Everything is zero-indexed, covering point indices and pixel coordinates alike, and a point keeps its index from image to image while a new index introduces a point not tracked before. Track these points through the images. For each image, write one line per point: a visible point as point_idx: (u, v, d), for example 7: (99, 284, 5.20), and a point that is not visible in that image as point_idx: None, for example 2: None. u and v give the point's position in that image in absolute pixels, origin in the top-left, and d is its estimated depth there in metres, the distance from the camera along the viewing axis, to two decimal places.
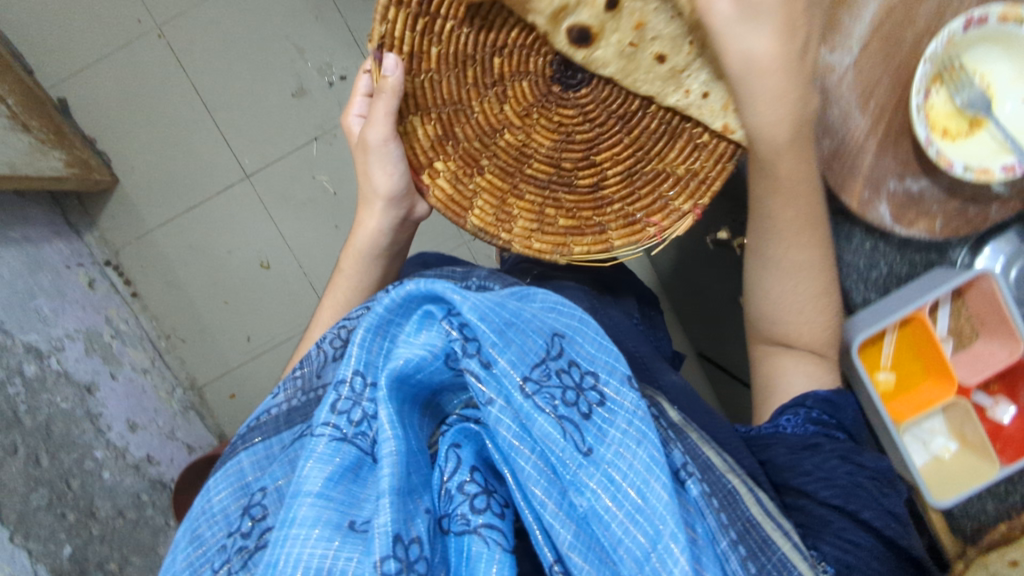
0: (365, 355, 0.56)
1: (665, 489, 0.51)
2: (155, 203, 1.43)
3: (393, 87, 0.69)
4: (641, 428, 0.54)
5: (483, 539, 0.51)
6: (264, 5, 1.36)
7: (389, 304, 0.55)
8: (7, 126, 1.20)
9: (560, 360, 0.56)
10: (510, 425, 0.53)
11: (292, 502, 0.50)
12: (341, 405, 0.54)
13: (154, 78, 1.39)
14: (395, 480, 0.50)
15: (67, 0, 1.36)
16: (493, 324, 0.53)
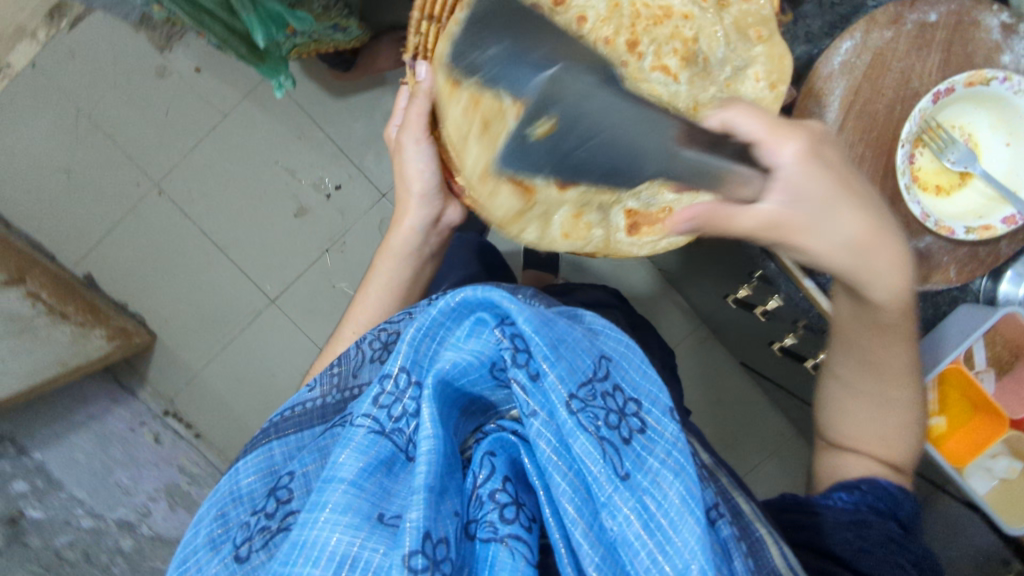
0: (414, 352, 0.57)
1: (700, 526, 0.49)
2: (194, 347, 1.48)
3: (426, 91, 0.72)
4: (681, 463, 0.53)
5: (511, 551, 0.51)
6: (248, 138, 1.40)
7: (445, 305, 0.57)
8: (49, 324, 1.27)
9: (607, 382, 0.56)
10: (551, 441, 0.54)
11: (324, 486, 0.52)
12: (383, 399, 0.56)
13: (164, 232, 1.44)
14: (430, 479, 0.51)
15: (67, 182, 1.42)
16: (548, 338, 0.54)
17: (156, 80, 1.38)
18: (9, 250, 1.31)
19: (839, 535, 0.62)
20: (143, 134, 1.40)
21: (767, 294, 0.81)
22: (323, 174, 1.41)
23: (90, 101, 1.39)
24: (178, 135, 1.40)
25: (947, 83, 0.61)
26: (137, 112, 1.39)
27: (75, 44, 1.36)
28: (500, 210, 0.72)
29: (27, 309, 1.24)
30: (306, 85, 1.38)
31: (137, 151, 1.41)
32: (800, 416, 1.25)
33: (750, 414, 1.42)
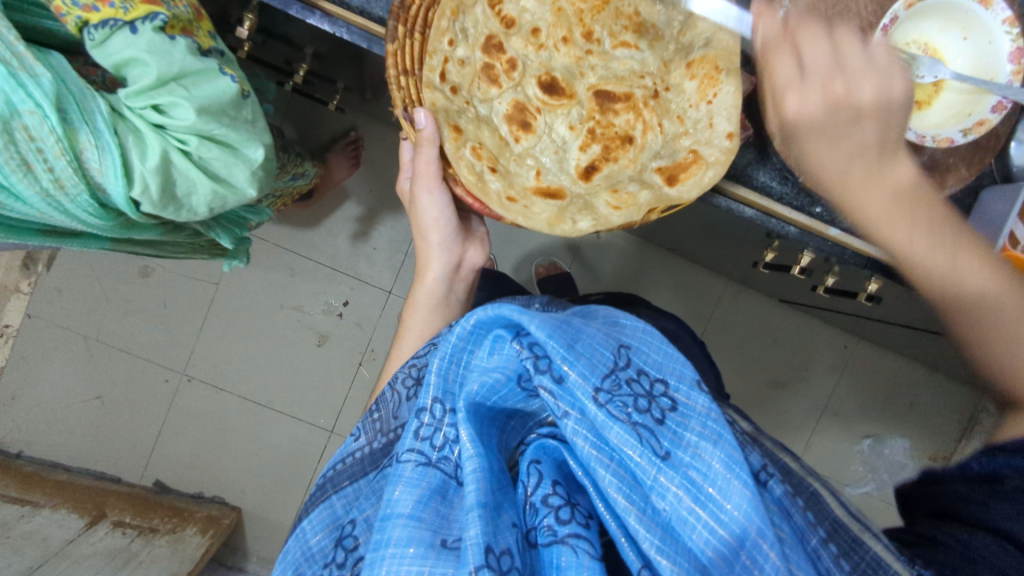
0: (443, 380, 0.55)
1: (749, 488, 0.47)
2: (278, 503, 1.47)
3: (430, 137, 0.66)
4: (717, 430, 0.50)
5: (573, 549, 0.48)
6: (247, 294, 1.43)
7: (461, 330, 0.54)
8: (144, 543, 1.28)
9: (629, 370, 0.53)
10: (588, 437, 0.50)
11: (383, 525, 0.49)
12: (424, 431, 0.54)
13: (208, 413, 1.45)
14: (481, 496, 0.49)
15: (103, 407, 1.45)
16: (563, 339, 0.50)
17: (142, 281, 1.42)
18: (82, 492, 1.34)
19: (956, 492, 0.55)
20: (153, 333, 1.43)
21: (794, 250, 0.81)
22: (327, 298, 1.43)
23: (94, 325, 1.42)
24: (185, 320, 1.43)
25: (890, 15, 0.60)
26: (140, 317, 1.43)
27: (61, 281, 1.40)
28: (542, 215, 0.70)
29: (121, 538, 1.27)
30: (278, 227, 1.41)
31: (154, 351, 1.44)
32: (866, 327, 1.24)
33: (814, 342, 1.42)
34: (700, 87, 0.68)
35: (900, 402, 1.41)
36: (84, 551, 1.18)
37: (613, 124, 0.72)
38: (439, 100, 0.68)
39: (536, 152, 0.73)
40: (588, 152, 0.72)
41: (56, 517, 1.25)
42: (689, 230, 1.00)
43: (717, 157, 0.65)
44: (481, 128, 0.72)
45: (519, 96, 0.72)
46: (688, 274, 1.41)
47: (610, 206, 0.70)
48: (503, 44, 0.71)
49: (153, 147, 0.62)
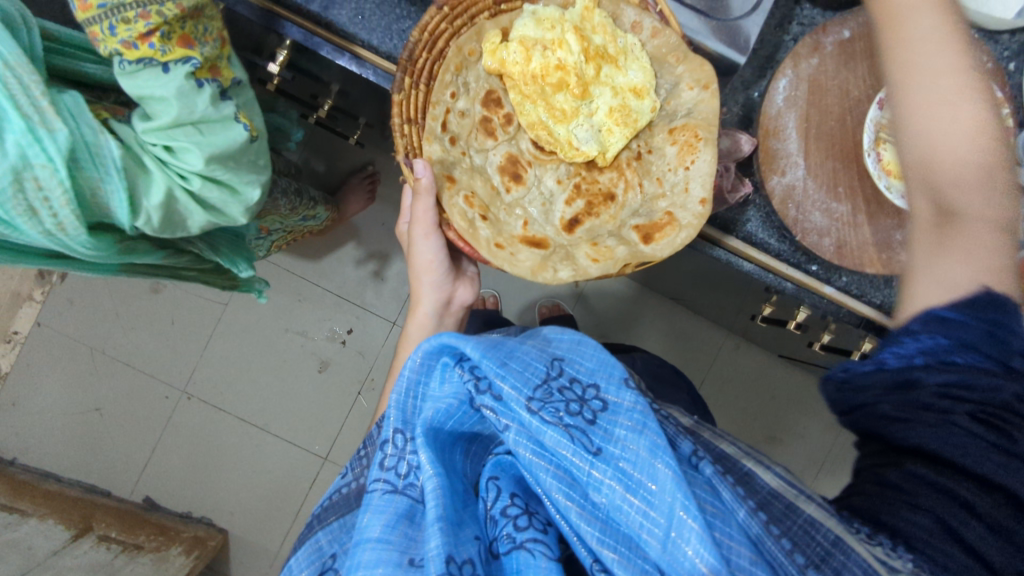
0: (401, 412, 0.55)
1: (676, 469, 0.48)
2: (265, 528, 1.46)
3: (428, 186, 0.68)
4: (642, 421, 0.51)
5: (531, 552, 0.49)
6: (253, 316, 1.45)
7: (411, 363, 0.55)
8: (128, 559, 1.27)
9: (562, 378, 0.54)
10: (529, 445, 0.50)
11: (354, 550, 0.49)
12: (388, 460, 0.54)
13: (204, 431, 1.46)
14: (442, 512, 0.49)
15: (100, 420, 1.45)
16: (497, 358, 0.52)
17: (152, 297, 1.45)
18: (71, 503, 1.34)
19: (886, 411, 0.55)
20: (159, 349, 1.45)
21: (791, 306, 0.83)
22: (332, 325, 1.45)
23: (101, 337, 1.45)
24: (190, 338, 1.45)
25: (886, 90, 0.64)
26: (147, 332, 1.45)
27: (73, 292, 1.43)
28: (526, 263, 0.72)
29: (105, 553, 1.26)
30: (289, 253, 1.44)
31: (157, 367, 1.45)
32: None
33: (812, 400, 1.43)
34: (680, 153, 0.73)
35: None
36: (65, 564, 1.18)
37: (598, 181, 0.78)
38: (436, 152, 0.70)
39: (525, 203, 0.78)
40: (573, 206, 0.78)
41: (43, 527, 1.25)
42: (689, 280, 1.02)
43: (690, 220, 0.68)
44: (475, 178, 0.76)
45: (513, 148, 0.78)
46: (689, 324, 1.43)
47: (589, 257, 0.74)
48: (502, 98, 0.77)
49: (158, 186, 0.64)
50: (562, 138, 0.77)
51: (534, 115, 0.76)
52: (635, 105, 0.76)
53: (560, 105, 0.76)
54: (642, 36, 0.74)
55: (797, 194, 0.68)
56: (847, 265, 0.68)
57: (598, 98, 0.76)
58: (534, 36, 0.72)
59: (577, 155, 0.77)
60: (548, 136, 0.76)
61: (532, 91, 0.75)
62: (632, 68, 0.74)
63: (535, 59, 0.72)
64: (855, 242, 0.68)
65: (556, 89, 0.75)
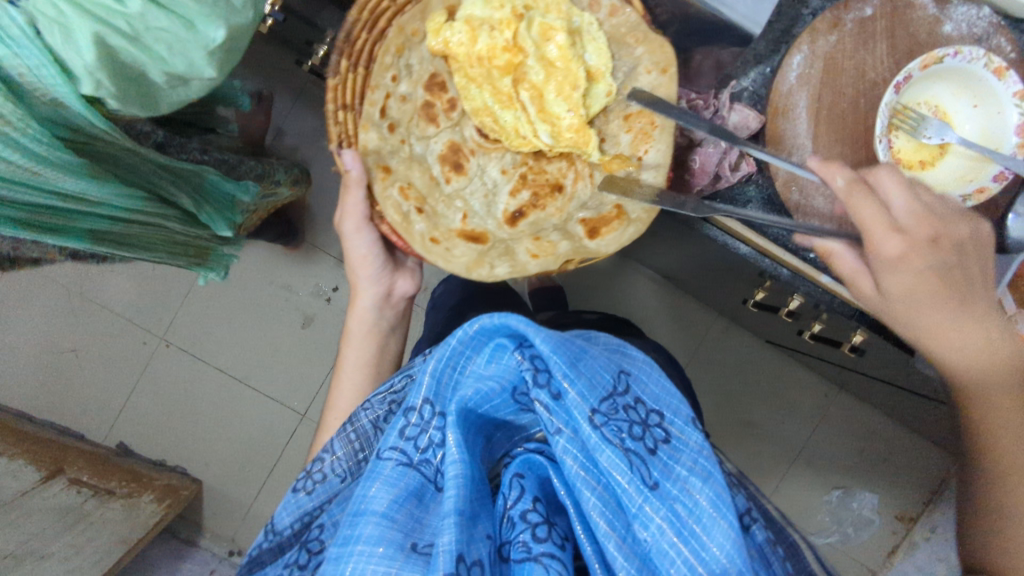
0: (436, 382, 0.53)
1: (734, 529, 0.47)
2: (239, 480, 1.45)
3: (358, 178, 0.70)
4: (707, 468, 0.51)
5: (545, 568, 0.46)
6: (237, 267, 1.42)
7: (462, 334, 0.52)
8: (99, 504, 1.26)
9: (627, 397, 0.54)
10: (577, 456, 0.49)
11: (356, 520, 0.48)
12: (410, 431, 0.52)
13: (182, 380, 1.44)
14: (460, 504, 0.48)
15: (77, 362, 1.43)
16: (567, 357, 0.50)
17: None
18: (41, 446, 1.32)
19: None
20: (139, 294, 1.42)
21: (785, 293, 0.81)
22: (317, 281, 1.42)
23: (81, 278, 1.42)
24: (172, 285, 1.42)
25: (904, 73, 0.60)
26: (127, 277, 1.42)
27: None
28: (461, 259, 0.72)
29: (75, 496, 1.24)
30: None
31: (136, 312, 1.43)
32: (849, 378, 1.24)
33: (796, 388, 1.42)
34: (635, 140, 0.72)
35: (874, 458, 1.42)
36: (32, 506, 1.15)
37: (546, 171, 0.77)
38: (372, 140, 0.70)
39: (466, 194, 0.77)
40: (518, 198, 0.77)
41: (12, 467, 1.20)
42: (684, 260, 1.00)
43: (638, 214, 0.70)
44: (413, 168, 0.76)
45: (456, 137, 0.77)
46: (680, 304, 1.41)
47: (529, 253, 0.73)
48: (446, 83, 0.76)
49: (82, 37, 0.51)
50: (508, 124, 0.76)
51: (479, 99, 0.75)
52: (590, 88, 0.74)
53: (507, 88, 0.75)
54: (599, 15, 0.72)
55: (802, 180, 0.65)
56: None
57: (551, 81, 0.74)
58: (481, 15, 0.72)
59: (523, 144, 0.76)
60: (493, 122, 0.76)
61: (478, 74, 0.74)
62: (589, 51, 0.73)
63: (481, 41, 0.72)
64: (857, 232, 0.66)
65: (503, 72, 0.74)
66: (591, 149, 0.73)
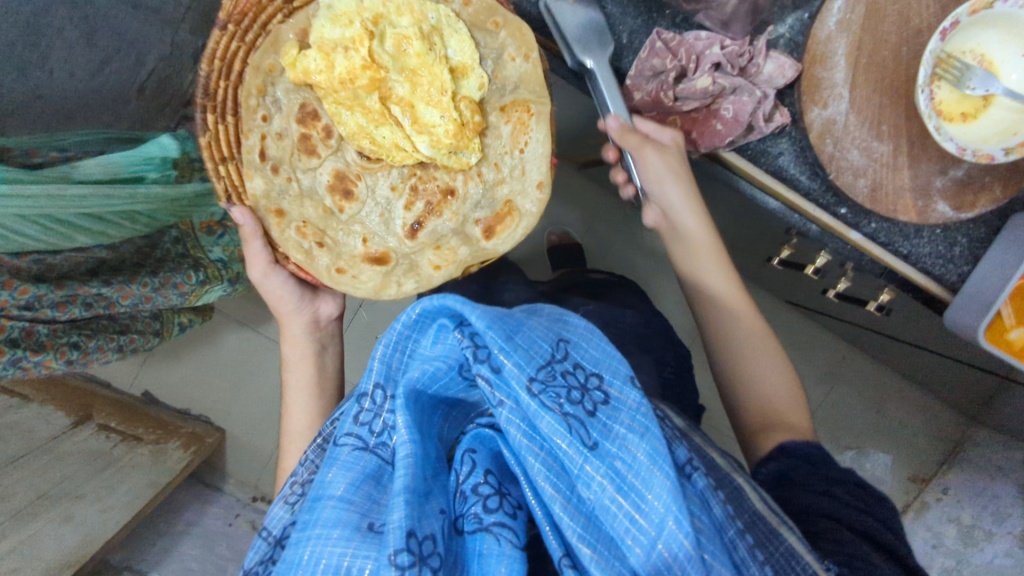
0: (385, 367, 0.53)
1: (672, 479, 0.47)
2: (261, 430, 1.48)
3: (253, 230, 0.67)
4: (645, 424, 0.50)
5: (495, 538, 0.48)
6: None
7: (406, 318, 0.52)
8: (127, 449, 1.30)
9: (566, 362, 0.52)
10: (521, 426, 0.48)
11: (314, 505, 0.49)
12: (364, 416, 0.54)
13: (202, 332, 1.46)
14: (410, 481, 0.48)
15: None
16: (503, 330, 0.49)
17: None
18: (71, 394, 1.38)
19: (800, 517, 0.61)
20: None
21: (812, 250, 0.79)
22: None
23: None
24: None
25: (950, 18, 0.57)
26: None
27: None
28: (369, 283, 0.71)
29: (104, 441, 1.29)
30: None
31: None
32: (869, 340, 1.23)
33: (812, 348, 1.41)
34: (514, 133, 0.72)
35: (890, 418, 1.42)
36: (66, 450, 1.20)
37: (435, 179, 0.75)
38: (259, 186, 0.66)
39: (362, 218, 0.75)
40: (413, 210, 0.75)
41: (43, 412, 1.27)
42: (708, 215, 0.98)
43: (531, 208, 0.72)
44: (305, 205, 0.71)
45: (339, 164, 0.74)
46: None
47: (432, 265, 0.73)
48: (318, 111, 0.71)
49: None
50: (387, 141, 0.72)
51: (353, 122, 0.70)
52: (459, 86, 0.71)
53: (376, 105, 0.70)
54: (454, 8, 0.70)
55: (837, 130, 0.64)
56: (880, 211, 0.65)
57: (425, 89, 0.70)
58: (333, 37, 0.65)
59: (406, 157, 0.73)
60: (371, 143, 0.71)
61: (346, 97, 0.68)
62: (452, 45, 0.69)
63: (338, 64, 0.65)
64: (890, 186, 0.64)
65: (369, 90, 0.69)
66: (471, 151, 0.72)
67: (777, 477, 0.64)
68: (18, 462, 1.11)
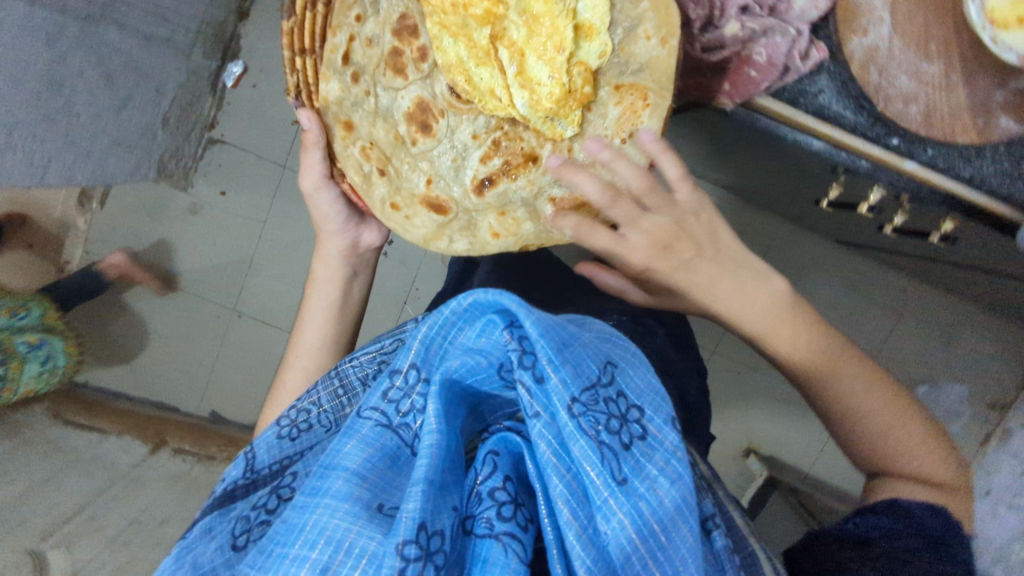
0: (424, 349, 0.48)
1: (694, 536, 0.44)
2: None
3: (312, 139, 0.68)
4: (677, 471, 0.46)
5: (503, 548, 0.41)
6: (289, 231, 1.43)
7: (455, 304, 0.48)
8: (204, 470, 1.35)
9: (609, 388, 0.48)
10: (552, 442, 0.44)
11: (324, 474, 0.43)
12: (392, 393, 0.48)
13: (257, 348, 1.50)
14: (430, 472, 0.42)
15: (160, 342, 1.52)
16: (557, 341, 0.45)
17: (190, 217, 1.43)
18: (144, 421, 1.44)
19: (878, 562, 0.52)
20: (205, 272, 1.47)
21: (863, 187, 0.75)
22: None
23: (144, 260, 1.47)
24: (233, 257, 1.45)
25: None
26: (189, 253, 1.45)
27: (115, 218, 1.43)
28: (419, 230, 0.70)
29: (182, 464, 1.34)
30: None
31: (210, 289, 1.48)
32: (930, 270, 1.18)
33: (872, 286, 1.36)
34: (621, 116, 0.61)
35: (961, 348, 1.36)
36: (149, 475, 1.25)
37: (521, 139, 0.65)
38: (332, 92, 0.65)
39: (433, 156, 0.68)
40: (487, 164, 0.66)
41: (122, 443, 1.33)
42: (746, 166, 0.94)
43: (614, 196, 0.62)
44: (377, 124, 0.68)
45: (425, 91, 0.66)
46: (742, 213, 1.34)
47: (491, 231, 0.68)
48: (418, 27, 0.63)
49: None
50: (482, 85, 0.62)
51: (453, 53, 0.61)
52: (579, 48, 0.60)
53: (481, 41, 0.61)
54: None
55: (881, 57, 0.60)
56: (936, 135, 0.62)
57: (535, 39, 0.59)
58: None
59: (496, 107, 0.63)
60: (464, 82, 0.62)
61: (452, 21, 0.60)
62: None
63: None
64: (946, 107, 0.61)
65: (480, 22, 0.60)
66: (568, 123, 0.62)
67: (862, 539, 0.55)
68: (106, 495, 1.16)
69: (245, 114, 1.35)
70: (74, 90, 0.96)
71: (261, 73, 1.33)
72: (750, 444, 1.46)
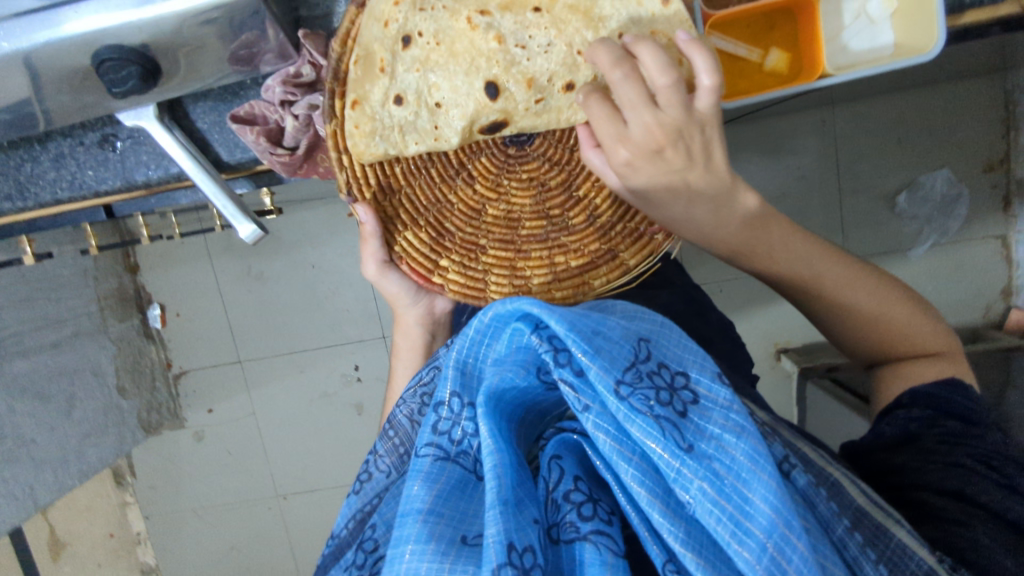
0: (460, 375, 0.54)
1: (774, 480, 0.44)
2: None
3: (370, 232, 0.70)
4: (739, 422, 0.47)
5: (596, 546, 0.46)
6: (276, 407, 1.52)
7: (478, 322, 0.53)
8: None
9: (650, 362, 0.49)
10: (609, 430, 0.48)
11: (402, 521, 0.48)
12: (442, 425, 0.53)
13: (315, 516, 1.58)
14: (499, 494, 0.46)
15: (240, 557, 1.63)
16: (585, 334, 0.48)
17: (199, 443, 1.56)
18: None
19: (936, 452, 0.60)
20: (237, 478, 1.57)
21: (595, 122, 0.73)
22: (340, 368, 1.47)
23: (187, 499, 1.60)
24: (250, 454, 1.56)
25: None
26: (217, 472, 1.57)
27: (148, 478, 1.59)
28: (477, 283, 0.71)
29: None
30: (259, 342, 1.47)
31: (249, 491, 1.58)
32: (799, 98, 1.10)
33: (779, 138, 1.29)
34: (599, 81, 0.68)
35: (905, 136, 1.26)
36: None
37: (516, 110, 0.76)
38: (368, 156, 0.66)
39: None
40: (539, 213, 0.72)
41: None
42: None
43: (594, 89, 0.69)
44: None
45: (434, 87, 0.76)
46: None
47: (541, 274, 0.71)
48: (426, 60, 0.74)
49: None
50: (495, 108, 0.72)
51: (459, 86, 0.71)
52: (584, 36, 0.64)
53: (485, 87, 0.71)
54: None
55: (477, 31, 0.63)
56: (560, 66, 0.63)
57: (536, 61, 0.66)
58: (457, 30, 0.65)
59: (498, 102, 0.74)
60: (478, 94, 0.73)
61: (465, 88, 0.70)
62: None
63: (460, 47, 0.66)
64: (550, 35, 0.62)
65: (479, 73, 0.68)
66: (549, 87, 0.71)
67: (906, 434, 0.62)
68: None
69: (186, 339, 1.49)
70: (15, 424, 1.20)
71: (176, 302, 1.47)
72: (778, 345, 1.37)
